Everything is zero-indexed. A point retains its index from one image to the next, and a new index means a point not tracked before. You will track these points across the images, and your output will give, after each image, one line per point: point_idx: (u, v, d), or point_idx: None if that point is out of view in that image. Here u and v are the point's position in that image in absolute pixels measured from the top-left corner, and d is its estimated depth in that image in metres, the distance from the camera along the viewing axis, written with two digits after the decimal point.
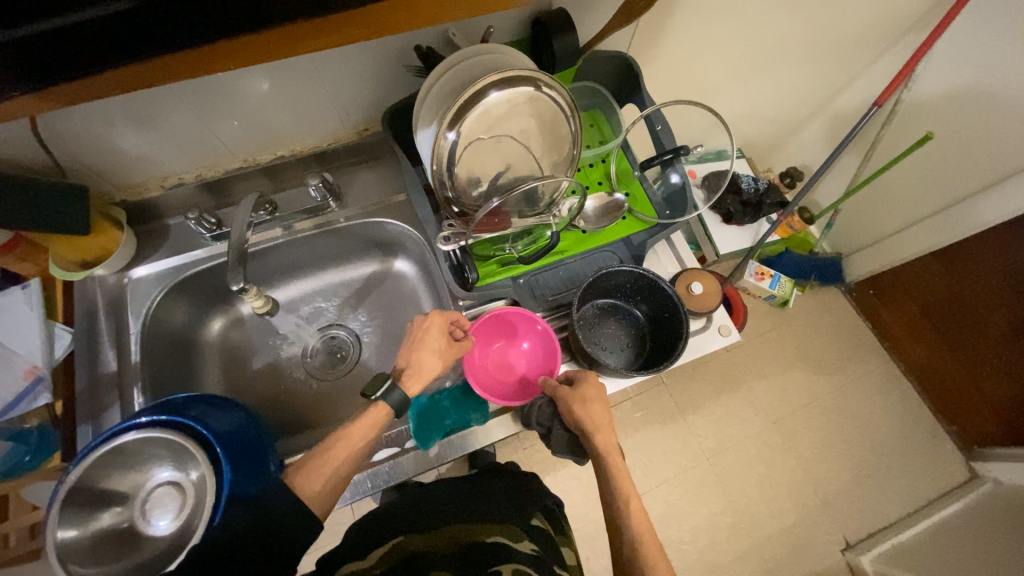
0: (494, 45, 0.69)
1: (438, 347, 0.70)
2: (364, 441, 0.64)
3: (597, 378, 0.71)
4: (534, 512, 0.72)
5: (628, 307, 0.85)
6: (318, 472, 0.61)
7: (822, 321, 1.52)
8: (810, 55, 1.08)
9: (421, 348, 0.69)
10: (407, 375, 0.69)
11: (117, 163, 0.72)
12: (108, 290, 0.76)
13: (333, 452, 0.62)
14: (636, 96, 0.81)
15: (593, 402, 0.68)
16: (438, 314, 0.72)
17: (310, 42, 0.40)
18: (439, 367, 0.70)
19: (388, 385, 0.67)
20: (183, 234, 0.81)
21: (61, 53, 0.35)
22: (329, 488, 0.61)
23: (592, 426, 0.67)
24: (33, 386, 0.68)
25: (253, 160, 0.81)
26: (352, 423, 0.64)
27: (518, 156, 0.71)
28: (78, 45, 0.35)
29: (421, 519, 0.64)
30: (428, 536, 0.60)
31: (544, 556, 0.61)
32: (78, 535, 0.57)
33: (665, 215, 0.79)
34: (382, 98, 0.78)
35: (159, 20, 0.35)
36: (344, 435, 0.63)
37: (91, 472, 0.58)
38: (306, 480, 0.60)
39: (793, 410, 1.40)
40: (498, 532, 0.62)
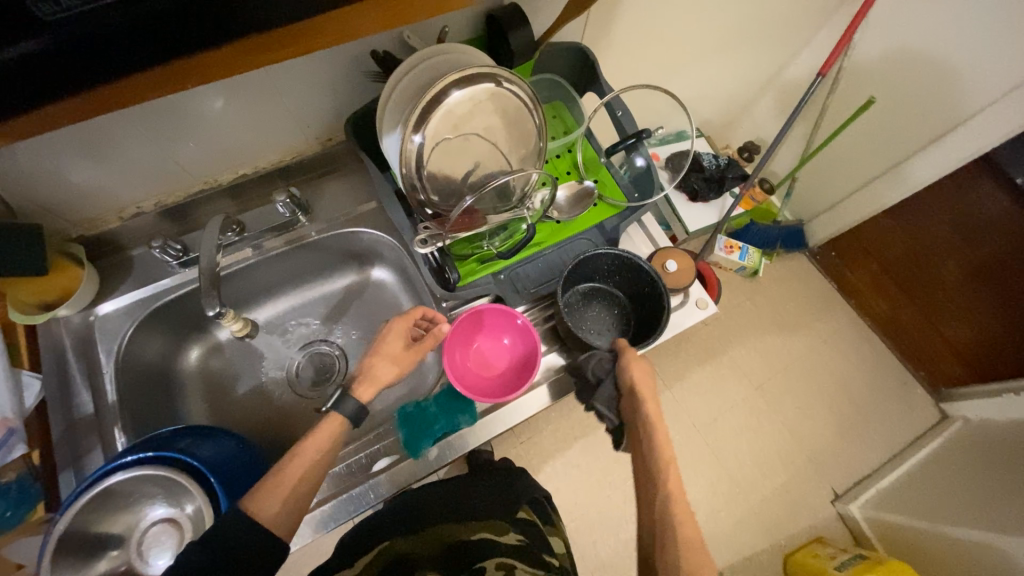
0: (452, 44, 0.69)
1: (396, 350, 0.70)
2: (321, 453, 0.62)
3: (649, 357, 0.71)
4: (521, 502, 0.74)
5: (609, 291, 0.87)
6: (276, 491, 0.57)
7: (793, 286, 1.58)
8: (756, 30, 1.12)
9: (379, 350, 0.69)
10: (360, 379, 0.68)
11: (70, 197, 0.69)
12: (76, 329, 0.73)
13: (288, 466, 0.59)
14: (594, 84, 0.82)
15: (647, 368, 0.68)
16: (402, 318, 0.71)
17: (269, 55, 0.40)
18: (397, 371, 0.70)
19: (340, 395, 0.66)
20: (149, 265, 0.78)
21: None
22: (293, 503, 0.58)
23: (646, 391, 0.66)
24: (7, 437, 0.64)
25: (215, 182, 0.79)
26: (307, 438, 0.62)
27: (486, 153, 0.72)
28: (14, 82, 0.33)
29: (412, 516, 0.66)
30: (416, 537, 0.62)
31: (530, 546, 0.63)
32: None
33: (633, 198, 0.81)
34: (343, 107, 0.77)
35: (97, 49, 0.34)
36: (298, 452, 0.61)
37: (82, 520, 0.56)
38: (261, 503, 0.56)
39: (774, 374, 1.46)
40: (484, 529, 0.64)
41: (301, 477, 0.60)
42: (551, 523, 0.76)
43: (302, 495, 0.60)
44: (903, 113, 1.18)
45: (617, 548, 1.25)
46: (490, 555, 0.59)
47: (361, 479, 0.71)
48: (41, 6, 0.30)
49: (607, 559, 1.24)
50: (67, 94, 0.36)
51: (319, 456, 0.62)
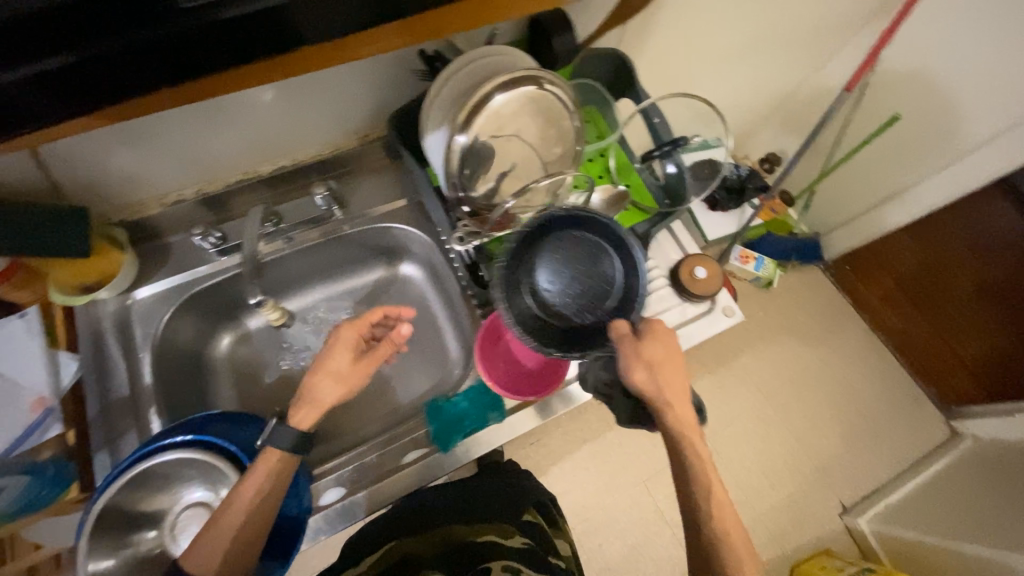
0: (500, 46, 0.70)
1: (342, 364, 0.65)
2: (256, 499, 0.57)
3: (665, 334, 0.63)
4: (527, 504, 0.75)
5: (566, 229, 0.66)
6: (217, 546, 0.56)
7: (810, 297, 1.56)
8: (789, 41, 1.12)
9: (317, 370, 0.64)
10: (299, 404, 0.63)
11: (115, 181, 0.70)
12: (114, 312, 0.74)
13: (221, 515, 0.57)
14: (631, 91, 0.84)
15: (666, 366, 0.62)
16: (350, 325, 0.67)
17: (358, 49, 0.47)
18: (345, 387, 0.64)
19: (272, 429, 0.60)
20: (187, 251, 0.79)
21: (53, 93, 0.39)
22: (237, 551, 0.57)
23: (665, 398, 0.62)
24: (43, 417, 0.66)
25: (254, 173, 0.80)
26: (246, 477, 0.58)
27: (522, 155, 0.72)
28: (63, 89, 0.39)
29: (420, 517, 0.67)
30: (425, 538, 0.63)
31: (536, 548, 0.65)
32: (113, 562, 0.57)
33: (664, 205, 0.82)
34: (385, 103, 0.79)
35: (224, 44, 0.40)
36: (235, 496, 0.57)
37: (121, 500, 0.57)
38: (200, 562, 0.55)
39: (783, 384, 1.46)
40: (490, 530, 0.64)
41: (238, 525, 0.57)
42: (554, 525, 0.77)
43: (250, 537, 0.58)
44: (929, 130, 1.19)
45: (622, 551, 1.26)
46: (495, 554, 0.59)
47: (387, 471, 0.72)
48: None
49: (613, 561, 1.25)
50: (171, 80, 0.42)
51: (255, 502, 0.57)
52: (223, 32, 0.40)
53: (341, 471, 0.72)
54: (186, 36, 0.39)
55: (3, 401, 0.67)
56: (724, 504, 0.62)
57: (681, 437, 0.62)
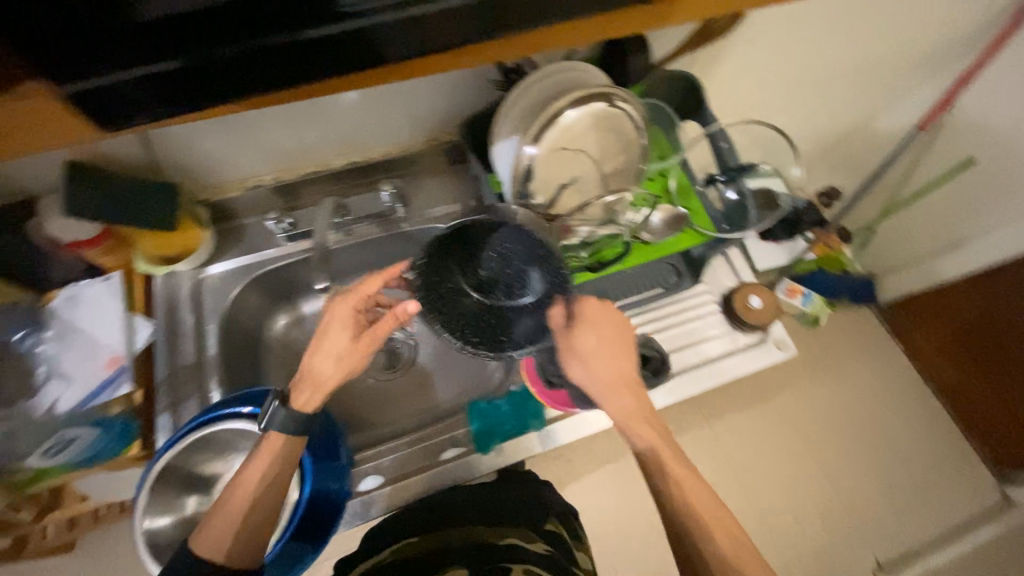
0: (573, 62, 0.72)
1: (344, 346, 0.62)
2: (266, 482, 0.59)
3: (600, 311, 0.65)
4: (549, 515, 0.71)
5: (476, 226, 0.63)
6: (219, 531, 0.56)
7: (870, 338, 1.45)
8: (867, 74, 1.09)
9: (318, 353, 0.62)
10: (300, 386, 0.62)
11: (204, 162, 0.75)
12: (188, 283, 0.79)
13: (228, 502, 0.58)
14: (699, 114, 0.84)
15: (602, 352, 0.64)
16: (343, 301, 0.63)
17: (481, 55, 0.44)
18: (350, 368, 0.62)
19: (271, 413, 0.60)
20: (259, 234, 0.83)
21: (163, 91, 0.37)
22: (248, 536, 0.58)
23: (605, 388, 0.64)
24: (116, 375, 0.70)
25: (327, 166, 0.85)
26: (248, 466, 0.59)
27: (587, 170, 0.74)
28: (172, 90, 0.37)
29: (440, 516, 0.65)
30: (444, 534, 0.61)
31: (559, 557, 0.61)
32: (170, 520, 0.62)
33: (723, 229, 0.81)
34: (458, 110, 0.82)
35: (360, 46, 0.38)
36: (237, 482, 0.58)
37: (180, 459, 0.62)
38: (212, 544, 0.55)
39: (828, 425, 1.34)
40: (511, 534, 0.61)
41: (246, 511, 0.58)
42: (579, 542, 0.71)
43: (259, 520, 0.58)
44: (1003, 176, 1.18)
45: None
46: (515, 557, 0.56)
47: (427, 464, 0.74)
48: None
49: None
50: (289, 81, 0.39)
51: (262, 486, 0.59)
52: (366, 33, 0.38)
53: (381, 460, 0.74)
54: (325, 39, 0.37)
55: (79, 356, 0.71)
56: (694, 486, 0.61)
57: (627, 421, 0.64)
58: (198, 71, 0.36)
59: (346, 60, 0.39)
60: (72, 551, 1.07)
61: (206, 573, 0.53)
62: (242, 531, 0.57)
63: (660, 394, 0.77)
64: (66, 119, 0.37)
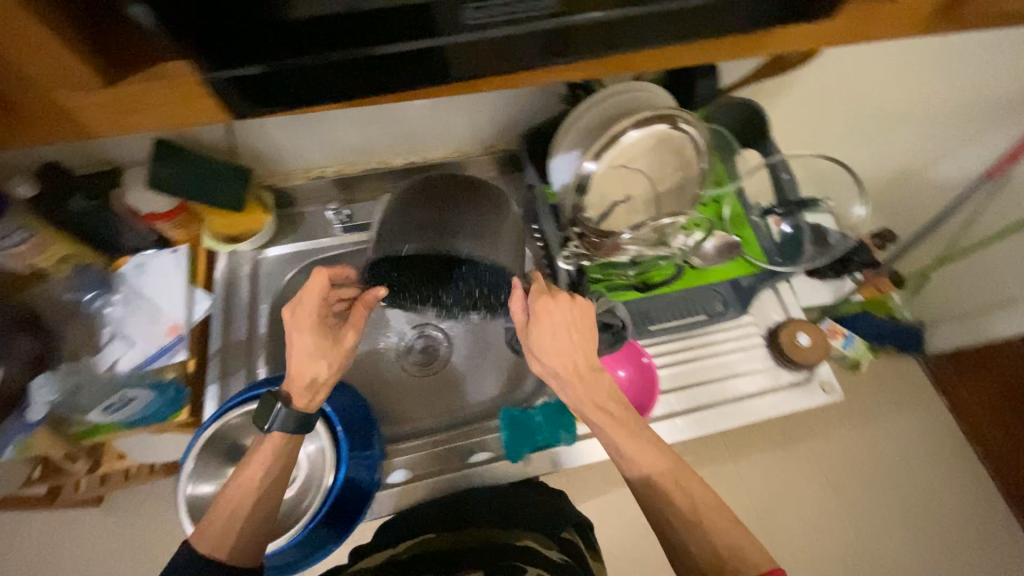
0: (639, 82, 0.72)
1: (312, 345, 0.60)
2: (267, 479, 0.58)
3: (553, 297, 0.61)
4: (566, 524, 0.70)
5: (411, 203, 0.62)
6: (217, 527, 0.54)
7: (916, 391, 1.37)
8: (940, 120, 1.05)
9: (294, 350, 0.60)
10: (292, 386, 0.60)
11: (274, 150, 0.79)
12: (248, 263, 0.82)
13: (221, 507, 0.56)
14: (760, 143, 0.84)
15: (558, 343, 0.61)
16: (290, 313, 0.60)
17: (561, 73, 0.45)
18: (329, 365, 0.61)
19: (272, 417, 0.58)
20: (317, 223, 0.87)
21: (264, 95, 0.37)
22: (249, 532, 0.55)
23: (561, 378, 0.61)
24: (174, 342, 0.73)
25: (387, 163, 0.88)
26: (240, 470, 0.58)
27: (641, 190, 0.74)
28: (269, 92, 0.37)
29: (460, 518, 0.67)
30: (458, 534, 0.62)
31: (572, 567, 0.60)
32: (212, 489, 0.65)
33: (776, 262, 0.81)
34: (519, 119, 0.84)
35: (461, 59, 0.39)
36: (236, 483, 0.57)
37: (224, 431, 0.65)
38: (210, 546, 0.53)
39: (858, 476, 1.27)
40: (525, 536, 0.62)
41: (249, 509, 0.56)
42: (595, 552, 0.69)
43: (261, 519, 0.56)
44: None
45: None
46: (528, 558, 0.56)
47: (456, 466, 0.75)
48: (475, 14, 0.36)
49: None
50: (386, 90, 0.40)
51: (263, 484, 0.57)
52: (472, 48, 0.38)
53: (409, 456, 0.76)
54: (429, 51, 0.37)
55: (142, 321, 0.75)
56: (654, 458, 0.58)
57: (590, 411, 0.61)
58: (301, 73, 0.36)
59: (452, 67, 0.39)
60: (101, 506, 1.12)
61: (229, 548, 0.53)
62: (239, 535, 0.54)
63: (696, 423, 0.76)
64: (182, 96, 0.36)
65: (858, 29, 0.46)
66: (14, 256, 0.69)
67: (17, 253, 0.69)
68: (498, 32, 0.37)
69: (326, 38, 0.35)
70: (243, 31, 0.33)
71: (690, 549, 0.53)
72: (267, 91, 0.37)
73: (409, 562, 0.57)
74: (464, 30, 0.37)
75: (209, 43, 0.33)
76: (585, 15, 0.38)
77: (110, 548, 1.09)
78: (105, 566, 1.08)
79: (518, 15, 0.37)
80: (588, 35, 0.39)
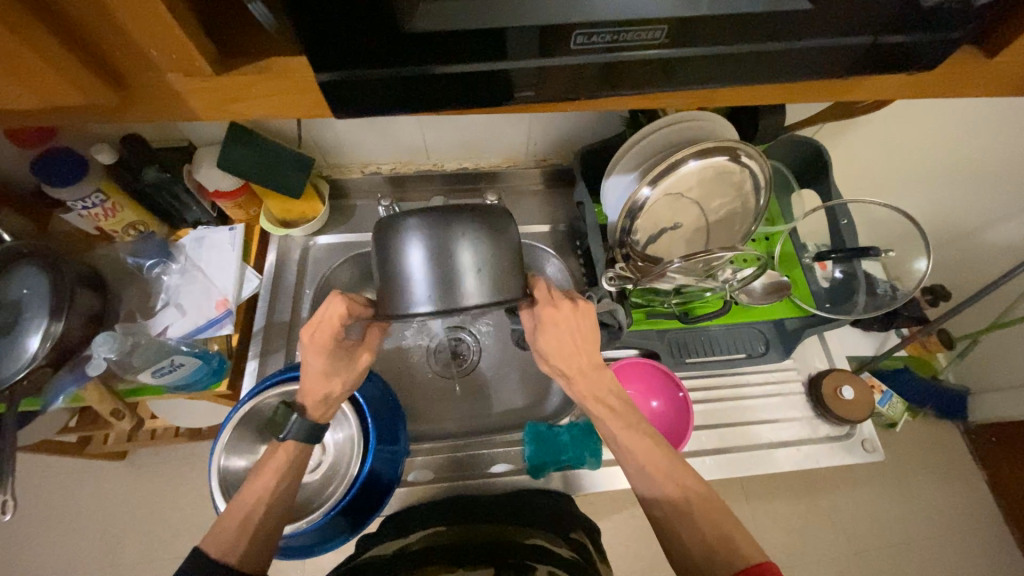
0: (704, 112, 0.71)
1: (325, 368, 0.59)
2: (276, 481, 0.58)
3: (562, 297, 0.59)
4: (575, 524, 0.67)
5: (398, 251, 0.53)
6: (228, 527, 0.54)
7: (959, 461, 1.28)
8: None
9: (308, 371, 0.59)
10: (308, 399, 0.60)
11: (337, 144, 0.81)
12: (298, 249, 0.85)
13: (232, 511, 0.55)
14: (821, 185, 0.82)
15: (564, 343, 0.60)
16: (307, 333, 0.57)
17: (630, 99, 0.45)
18: (347, 382, 0.62)
19: (290, 424, 0.59)
20: (366, 216, 0.89)
21: (350, 100, 0.38)
22: (261, 536, 0.54)
23: (568, 377, 0.61)
24: (222, 316, 0.75)
25: (441, 166, 0.90)
26: (256, 475, 0.58)
27: (692, 220, 0.74)
28: (356, 97, 0.38)
29: (473, 516, 0.67)
30: (467, 530, 0.63)
31: (582, 563, 0.59)
32: (245, 464, 0.67)
33: (825, 308, 0.78)
34: (575, 137, 0.85)
35: (539, 81, 0.39)
36: (252, 482, 0.57)
37: (256, 413, 0.67)
38: (222, 550, 0.51)
39: (888, 544, 1.18)
40: (535, 535, 0.61)
41: (259, 514, 0.55)
42: (604, 556, 0.66)
43: (275, 521, 0.56)
44: None
45: None
46: (540, 559, 0.56)
47: (475, 474, 0.75)
48: (579, 37, 0.36)
49: None
50: (465, 104, 0.41)
51: (276, 491, 0.57)
52: (555, 71, 0.39)
53: (430, 456, 0.76)
54: (511, 70, 0.38)
55: (195, 292, 0.77)
56: (649, 450, 0.57)
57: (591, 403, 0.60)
58: (386, 82, 0.37)
59: (543, 84, 0.40)
60: (124, 461, 1.16)
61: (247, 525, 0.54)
62: (250, 542, 0.53)
63: (725, 464, 0.74)
64: (270, 88, 0.37)
65: (942, 84, 0.45)
66: (87, 216, 0.75)
67: (92, 214, 0.75)
68: (584, 57, 0.38)
69: (432, 51, 0.35)
70: (338, 40, 0.34)
71: (680, 534, 0.52)
72: (366, 94, 0.38)
73: (421, 554, 0.58)
74: (571, 55, 0.37)
75: (329, 46, 0.34)
76: (684, 51, 0.38)
77: (127, 502, 1.13)
78: (120, 519, 1.12)
79: (625, 45, 0.37)
80: (668, 68, 0.39)
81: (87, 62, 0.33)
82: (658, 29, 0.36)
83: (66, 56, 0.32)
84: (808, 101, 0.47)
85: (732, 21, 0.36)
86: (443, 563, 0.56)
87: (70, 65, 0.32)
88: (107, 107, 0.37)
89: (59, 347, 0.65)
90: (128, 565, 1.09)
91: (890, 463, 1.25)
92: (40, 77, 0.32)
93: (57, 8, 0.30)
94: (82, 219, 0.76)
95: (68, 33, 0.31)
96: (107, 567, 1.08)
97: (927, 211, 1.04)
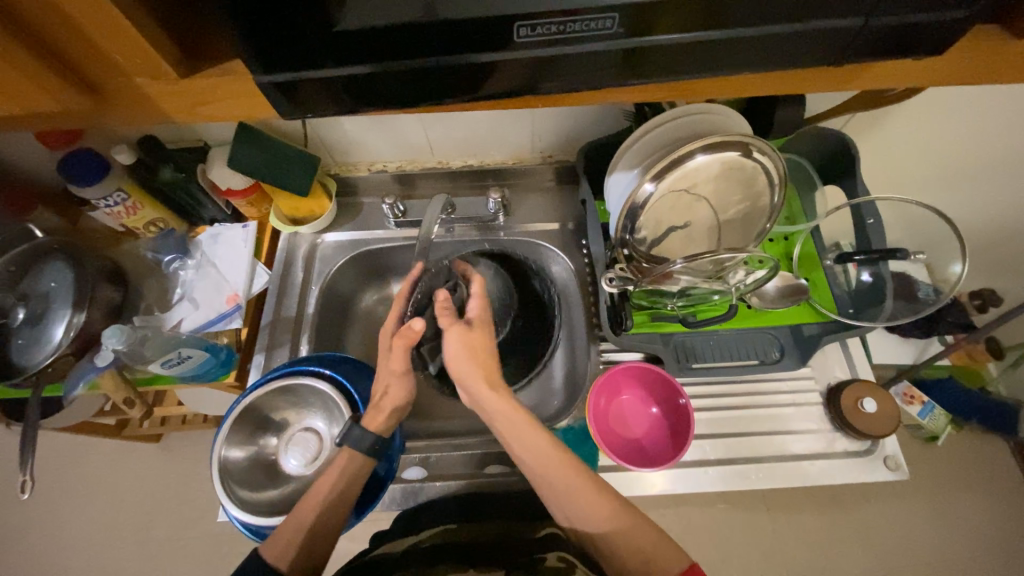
0: (716, 105, 0.67)
1: (388, 368, 0.66)
2: (333, 492, 0.60)
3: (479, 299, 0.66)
4: None
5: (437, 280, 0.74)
6: (282, 537, 0.57)
7: (1009, 480, 1.17)
8: None
9: (379, 378, 0.67)
10: (370, 410, 0.66)
11: (344, 142, 0.82)
12: (306, 244, 0.87)
13: (288, 521, 0.58)
14: (846, 180, 0.77)
15: (467, 344, 0.63)
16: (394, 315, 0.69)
17: (612, 90, 0.44)
18: (394, 392, 0.66)
19: (348, 427, 0.64)
20: (372, 213, 0.90)
21: (352, 95, 0.40)
22: (311, 543, 0.57)
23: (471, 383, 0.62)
24: (232, 310, 0.78)
25: (446, 164, 0.89)
26: (318, 480, 0.61)
27: (703, 218, 0.70)
28: (353, 93, 0.39)
29: (476, 508, 0.70)
30: (473, 527, 0.65)
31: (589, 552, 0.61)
32: (242, 455, 0.69)
33: (847, 313, 0.73)
34: (582, 132, 0.83)
35: (508, 73, 0.38)
36: (309, 493, 0.60)
37: (258, 404, 0.70)
38: (276, 556, 0.55)
39: (927, 565, 1.10)
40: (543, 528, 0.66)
41: (311, 522, 0.58)
42: None
43: (327, 528, 0.58)
44: None
45: None
46: (548, 549, 0.58)
47: (472, 473, 0.73)
48: (522, 29, 0.35)
49: None
50: (442, 96, 0.40)
51: (327, 499, 0.60)
52: (527, 64, 0.38)
53: (427, 454, 0.74)
54: (481, 63, 0.37)
55: (207, 287, 0.80)
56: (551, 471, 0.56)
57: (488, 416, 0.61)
58: (368, 79, 0.38)
59: (518, 79, 0.39)
60: (157, 444, 1.23)
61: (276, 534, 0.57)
62: (304, 547, 0.57)
63: (729, 477, 0.70)
64: (221, 85, 0.39)
65: (957, 67, 0.42)
66: (111, 213, 0.79)
67: (115, 212, 0.79)
68: (554, 48, 0.37)
69: (392, 46, 0.36)
70: (327, 38, 0.35)
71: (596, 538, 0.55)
72: (336, 90, 0.39)
73: (431, 553, 0.57)
74: (521, 48, 0.36)
75: (302, 40, 0.35)
76: (653, 38, 0.36)
77: (158, 483, 1.20)
78: (152, 498, 1.19)
79: (576, 36, 0.36)
80: (651, 54, 0.37)
81: (55, 67, 0.36)
82: (610, 18, 0.35)
83: (35, 62, 0.35)
84: (816, 89, 0.44)
85: (700, 5, 0.34)
86: (455, 562, 0.56)
87: (30, 64, 0.35)
88: (81, 111, 0.40)
89: (81, 337, 0.69)
90: (158, 542, 1.15)
91: (928, 478, 1.16)
92: (18, 84, 0.37)
93: (19, 16, 0.33)
94: (106, 216, 0.80)
95: (39, 45, 0.35)
96: (141, 542, 1.15)
97: (972, 209, 0.95)
